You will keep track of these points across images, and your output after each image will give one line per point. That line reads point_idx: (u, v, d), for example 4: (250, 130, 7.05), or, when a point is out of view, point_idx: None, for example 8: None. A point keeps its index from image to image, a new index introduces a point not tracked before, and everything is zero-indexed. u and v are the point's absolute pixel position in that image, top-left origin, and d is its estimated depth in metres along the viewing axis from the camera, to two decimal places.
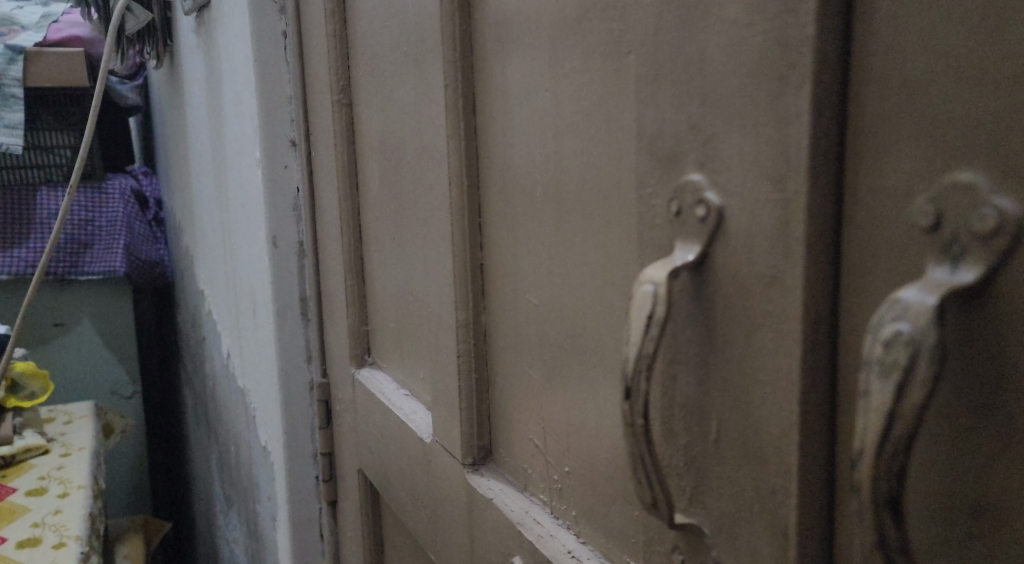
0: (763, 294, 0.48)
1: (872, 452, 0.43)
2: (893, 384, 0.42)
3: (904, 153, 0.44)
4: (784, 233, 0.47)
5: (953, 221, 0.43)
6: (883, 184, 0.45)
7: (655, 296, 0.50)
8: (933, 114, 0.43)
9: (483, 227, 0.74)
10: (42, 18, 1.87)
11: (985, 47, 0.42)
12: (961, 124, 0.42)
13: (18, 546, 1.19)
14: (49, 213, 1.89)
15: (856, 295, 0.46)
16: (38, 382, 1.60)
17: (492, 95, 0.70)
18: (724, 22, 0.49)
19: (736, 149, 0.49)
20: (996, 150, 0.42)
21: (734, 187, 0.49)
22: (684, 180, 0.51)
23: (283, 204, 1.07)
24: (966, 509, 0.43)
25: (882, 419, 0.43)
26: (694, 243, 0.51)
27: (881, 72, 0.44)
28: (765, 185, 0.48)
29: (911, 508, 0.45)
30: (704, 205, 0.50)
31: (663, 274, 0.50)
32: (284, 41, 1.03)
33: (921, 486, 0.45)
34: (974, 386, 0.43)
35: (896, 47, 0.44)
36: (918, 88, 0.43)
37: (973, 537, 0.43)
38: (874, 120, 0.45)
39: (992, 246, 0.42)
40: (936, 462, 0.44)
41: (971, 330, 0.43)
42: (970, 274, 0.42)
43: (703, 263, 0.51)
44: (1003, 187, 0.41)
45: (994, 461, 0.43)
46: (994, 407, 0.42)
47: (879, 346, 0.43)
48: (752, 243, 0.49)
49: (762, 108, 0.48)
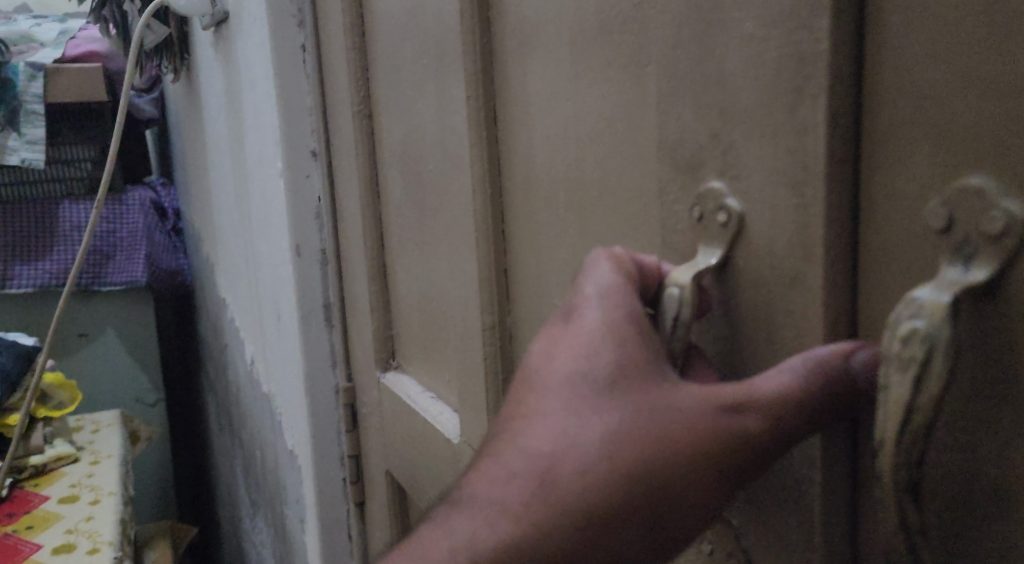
0: (784, 295, 0.51)
1: (892, 442, 0.45)
2: (911, 378, 0.45)
3: (917, 159, 0.47)
4: (805, 236, 0.50)
5: (964, 224, 0.45)
6: (899, 188, 0.47)
7: (681, 297, 0.53)
8: (943, 122, 0.46)
9: (508, 232, 0.76)
10: (61, 35, 1.91)
11: (990, 58, 0.44)
12: (969, 131, 0.45)
13: (53, 552, 1.22)
14: (72, 226, 1.92)
15: (873, 294, 0.49)
16: (66, 392, 1.63)
17: (512, 100, 0.72)
18: (741, 37, 0.51)
19: (756, 159, 0.51)
20: (1004, 155, 0.44)
21: (755, 193, 0.52)
22: (706, 188, 0.54)
23: (306, 212, 1.08)
24: (984, 496, 0.46)
25: (899, 413, 0.45)
26: (716, 247, 0.54)
27: (893, 81, 0.47)
28: (785, 192, 0.50)
29: (930, 495, 0.47)
30: (725, 211, 0.53)
31: (688, 277, 0.53)
32: (303, 54, 1.06)
33: (940, 474, 0.47)
34: (986, 379, 0.45)
35: (907, 58, 0.46)
36: (928, 97, 0.46)
37: (988, 523, 0.46)
38: (888, 128, 0.47)
39: (1002, 245, 0.44)
40: (953, 452, 0.47)
41: (982, 326, 0.45)
42: (982, 273, 0.45)
43: (725, 265, 0.54)
44: (1010, 191, 0.44)
45: (1010, 450, 0.45)
46: (1006, 399, 0.45)
47: (897, 342, 0.45)
48: (771, 247, 0.52)
49: (780, 117, 0.50)
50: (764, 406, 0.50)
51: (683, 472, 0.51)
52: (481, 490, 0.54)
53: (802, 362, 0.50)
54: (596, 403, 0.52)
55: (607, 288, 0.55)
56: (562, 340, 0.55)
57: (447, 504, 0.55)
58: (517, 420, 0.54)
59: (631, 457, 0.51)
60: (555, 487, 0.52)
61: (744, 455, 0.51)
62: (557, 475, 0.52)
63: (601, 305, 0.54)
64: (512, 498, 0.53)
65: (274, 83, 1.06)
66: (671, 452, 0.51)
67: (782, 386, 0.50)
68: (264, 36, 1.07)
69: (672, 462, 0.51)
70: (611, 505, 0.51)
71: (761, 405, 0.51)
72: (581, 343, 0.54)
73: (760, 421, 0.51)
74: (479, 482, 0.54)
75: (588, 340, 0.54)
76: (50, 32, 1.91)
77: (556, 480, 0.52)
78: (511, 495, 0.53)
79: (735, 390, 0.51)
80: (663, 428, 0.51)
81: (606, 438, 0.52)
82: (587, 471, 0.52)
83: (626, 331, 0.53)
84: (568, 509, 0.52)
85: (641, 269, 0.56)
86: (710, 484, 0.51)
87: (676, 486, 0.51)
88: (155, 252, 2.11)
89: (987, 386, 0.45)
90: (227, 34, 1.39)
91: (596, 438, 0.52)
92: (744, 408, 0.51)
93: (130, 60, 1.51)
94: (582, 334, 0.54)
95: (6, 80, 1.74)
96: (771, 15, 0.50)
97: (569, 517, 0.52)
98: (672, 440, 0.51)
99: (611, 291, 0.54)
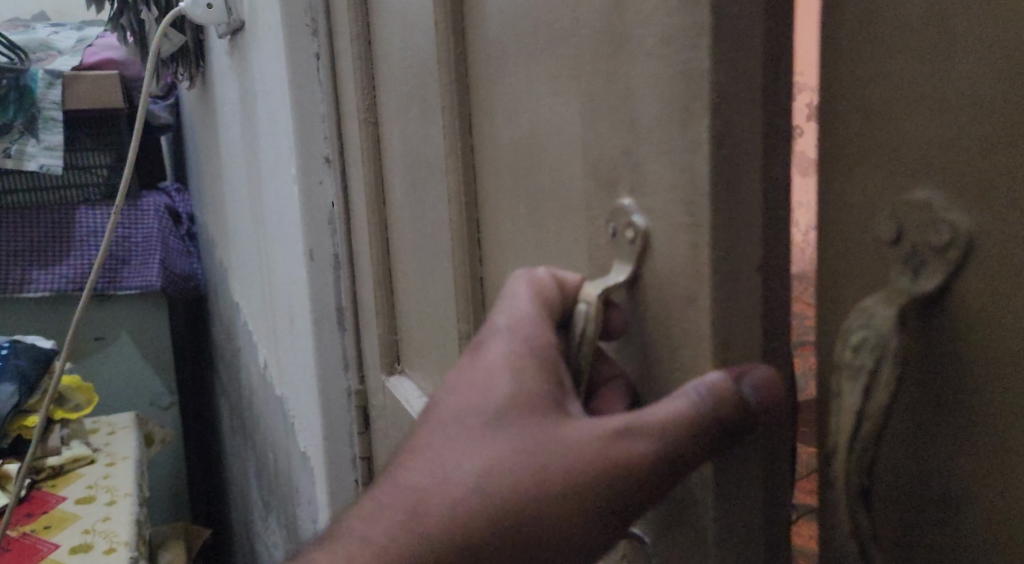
0: (681, 311, 0.54)
1: (846, 444, 0.49)
2: (862, 385, 0.49)
3: (869, 174, 0.50)
4: (695, 255, 0.53)
5: (912, 236, 0.48)
6: (851, 202, 0.51)
7: (587, 314, 0.57)
8: (891, 137, 0.49)
9: (482, 242, 0.77)
10: (78, 42, 1.94)
11: (932, 76, 0.47)
12: (915, 146, 0.48)
13: (70, 552, 1.25)
14: (88, 231, 1.93)
15: (828, 302, 0.52)
16: (82, 394, 1.66)
17: (483, 109, 0.74)
18: (643, 56, 0.54)
19: (656, 174, 0.54)
20: (945, 169, 0.47)
21: (657, 210, 0.55)
22: (617, 205, 0.57)
23: (319, 217, 1.10)
24: (933, 498, 0.49)
25: (853, 419, 0.49)
26: (626, 263, 0.57)
27: (847, 100, 0.50)
28: (680, 210, 0.53)
29: (881, 497, 0.51)
30: (633, 227, 0.56)
31: (595, 295, 0.57)
32: (318, 63, 1.07)
33: (891, 477, 0.51)
34: (933, 381, 0.49)
35: (859, 75, 0.50)
36: (878, 113, 0.49)
37: (934, 525, 0.49)
38: (841, 144, 0.51)
39: (948, 256, 0.47)
40: (904, 454, 0.50)
41: (928, 332, 0.49)
42: (930, 283, 0.48)
43: (635, 281, 0.57)
44: (952, 204, 0.47)
45: (958, 451, 0.48)
46: (950, 402, 0.48)
47: (850, 350, 0.49)
48: (671, 263, 0.54)
49: (675, 136, 0.53)
50: (648, 434, 0.53)
51: (570, 501, 0.53)
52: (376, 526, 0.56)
53: (696, 388, 0.52)
54: (488, 436, 0.55)
55: (517, 321, 0.58)
56: (468, 373, 0.57)
57: (364, 522, 0.57)
58: (417, 456, 0.57)
59: (513, 483, 0.54)
60: (440, 508, 0.55)
61: (631, 482, 0.53)
62: (443, 498, 0.55)
63: (509, 340, 0.57)
64: (405, 515, 0.56)
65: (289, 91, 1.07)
66: (554, 477, 0.54)
67: (669, 413, 0.53)
68: (280, 46, 1.08)
69: (551, 489, 0.54)
70: (505, 533, 0.54)
71: (651, 433, 0.53)
72: (487, 376, 0.56)
73: (648, 448, 0.53)
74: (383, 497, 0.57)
75: (490, 372, 0.56)
76: (67, 39, 1.95)
77: (445, 503, 0.55)
78: (404, 513, 0.56)
79: (622, 421, 0.54)
80: (550, 457, 0.54)
81: (494, 466, 0.54)
82: (473, 494, 0.54)
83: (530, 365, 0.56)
84: (449, 531, 0.54)
85: (567, 290, 0.59)
86: (595, 510, 0.54)
87: (557, 513, 0.54)
88: (169, 257, 2.14)
89: (930, 392, 0.49)
90: (243, 43, 1.41)
91: (484, 467, 0.54)
92: (633, 436, 0.53)
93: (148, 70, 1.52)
94: (488, 366, 0.57)
95: (26, 87, 1.74)
96: (667, 35, 0.52)
97: (461, 542, 0.54)
98: (556, 468, 0.54)
99: (519, 325, 0.57)
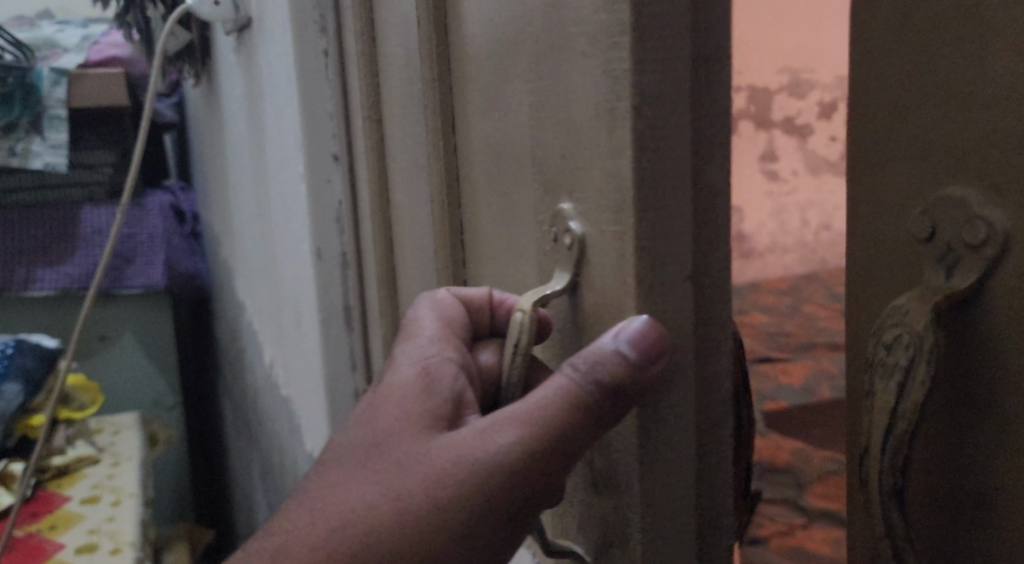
0: (613, 313, 0.63)
1: (881, 436, 0.61)
2: (894, 382, 0.61)
3: (904, 186, 0.65)
4: (620, 258, 0.62)
5: (946, 234, 0.62)
6: (890, 208, 0.66)
7: (523, 321, 0.65)
8: (924, 156, 0.63)
9: (476, 245, 0.78)
10: (84, 40, 1.92)
11: (961, 107, 0.61)
12: (953, 160, 0.62)
13: (75, 552, 1.24)
14: (93, 230, 1.86)
15: (867, 283, 0.67)
16: (87, 393, 1.65)
17: (494, 106, 0.72)
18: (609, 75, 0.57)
19: (599, 183, 0.63)
20: (982, 176, 0.60)
21: (589, 214, 0.64)
22: (558, 209, 0.66)
23: (326, 214, 1.07)
24: (966, 447, 0.62)
25: (888, 415, 0.61)
26: (566, 269, 0.66)
27: (886, 128, 0.65)
28: (609, 214, 0.62)
29: (919, 453, 0.64)
30: (570, 232, 0.65)
31: (529, 303, 0.65)
32: (326, 59, 1.03)
33: (929, 436, 0.64)
34: (960, 354, 0.62)
35: (897, 107, 0.65)
36: (913, 135, 0.64)
37: (971, 473, 0.62)
38: (885, 160, 0.66)
39: (982, 252, 0.60)
40: (940, 414, 0.63)
41: (956, 317, 0.62)
42: (964, 280, 0.61)
43: (575, 284, 0.66)
44: (986, 202, 0.60)
45: (987, 412, 0.61)
46: (978, 369, 0.61)
47: (885, 347, 0.62)
48: (601, 264, 0.63)
49: (602, 143, 0.62)
50: (528, 419, 0.63)
51: (476, 482, 0.62)
52: (315, 526, 0.63)
53: (569, 376, 0.63)
54: (398, 432, 0.64)
55: (421, 347, 0.69)
56: (378, 395, 0.67)
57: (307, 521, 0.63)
58: (339, 462, 0.65)
59: (425, 473, 0.63)
60: (360, 501, 0.63)
61: (524, 463, 0.62)
62: (365, 491, 0.63)
63: (412, 362, 0.68)
64: (333, 513, 0.63)
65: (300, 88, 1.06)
66: (458, 463, 0.63)
67: (547, 402, 0.62)
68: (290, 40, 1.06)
69: (456, 475, 0.63)
70: (439, 512, 0.62)
71: (533, 421, 0.63)
72: (395, 391, 0.66)
73: (532, 433, 0.62)
74: (314, 501, 0.64)
75: (397, 388, 0.66)
76: (72, 38, 1.93)
77: (365, 496, 0.63)
78: (332, 511, 0.63)
79: (510, 410, 0.63)
80: (454, 445, 0.63)
81: (405, 458, 0.64)
82: (389, 486, 0.63)
83: (431, 376, 0.67)
84: (372, 521, 0.62)
85: (471, 307, 0.72)
86: (497, 491, 0.62)
87: (465, 495, 0.62)
88: (173, 256, 2.12)
89: (958, 361, 0.62)
90: (250, 40, 1.39)
91: (395, 461, 0.64)
92: (518, 424, 0.63)
93: (154, 69, 1.50)
94: (395, 384, 0.67)
95: (32, 85, 1.71)
96: None
97: (386, 527, 0.62)
98: (459, 454, 0.63)
99: (421, 349, 0.68)
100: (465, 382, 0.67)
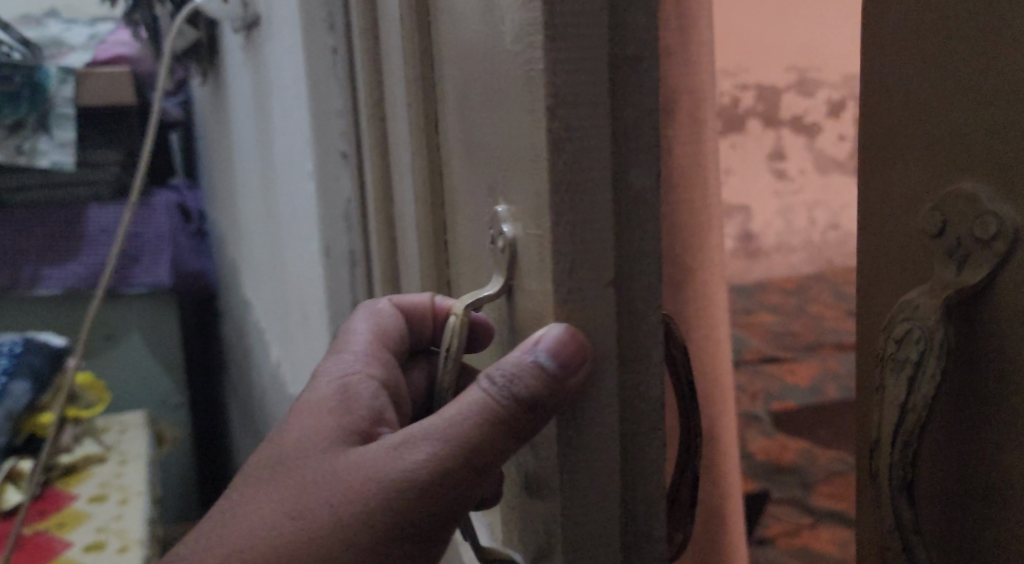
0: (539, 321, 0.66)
1: (895, 432, 0.66)
2: (907, 375, 0.66)
3: (912, 186, 0.69)
4: (540, 262, 0.64)
5: (957, 230, 0.66)
6: (898, 208, 0.70)
7: (456, 323, 0.67)
8: (932, 157, 0.68)
9: (467, 246, 0.77)
10: (91, 39, 1.92)
11: (969, 111, 0.66)
12: (963, 161, 0.66)
13: (83, 551, 1.24)
14: (100, 229, 1.84)
15: (875, 278, 0.72)
16: (94, 392, 1.65)
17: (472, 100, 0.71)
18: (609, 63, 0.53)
19: (523, 187, 0.65)
20: (993, 175, 0.65)
21: (518, 219, 0.66)
22: (496, 212, 0.68)
23: (335, 213, 1.06)
24: (973, 431, 0.67)
25: (900, 410, 0.66)
26: (500, 274, 0.68)
27: (895, 132, 0.70)
28: (531, 220, 0.64)
29: (930, 439, 0.69)
30: (502, 237, 0.67)
31: (462, 308, 0.67)
32: (335, 57, 1.02)
33: (938, 423, 0.69)
34: (966, 343, 0.67)
35: (905, 112, 0.69)
36: (922, 137, 0.68)
37: (979, 455, 0.67)
38: (894, 161, 0.70)
39: (994, 248, 0.65)
40: (947, 402, 0.68)
41: (966, 311, 0.67)
42: (974, 275, 0.66)
43: (510, 288, 0.68)
44: (997, 198, 0.65)
45: (992, 399, 0.66)
46: (984, 356, 0.66)
47: (896, 342, 0.67)
48: (526, 267, 0.66)
49: (524, 146, 0.64)
50: (438, 433, 0.66)
51: (389, 494, 0.67)
52: (242, 529, 0.68)
53: (480, 391, 0.66)
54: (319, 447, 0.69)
55: (346, 365, 0.74)
56: (302, 409, 0.73)
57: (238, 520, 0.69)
58: (268, 471, 0.70)
59: (341, 485, 0.68)
60: (280, 510, 0.68)
61: (434, 475, 0.66)
62: (284, 502, 0.68)
63: (335, 381, 0.73)
64: (257, 517, 0.68)
65: (308, 87, 1.05)
66: (372, 475, 0.67)
67: (456, 417, 0.66)
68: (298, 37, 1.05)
69: (370, 487, 0.67)
70: (353, 521, 0.67)
71: (442, 435, 0.66)
72: (318, 408, 0.72)
73: (442, 446, 0.66)
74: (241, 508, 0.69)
75: (319, 404, 0.72)
76: (79, 36, 1.94)
77: (284, 504, 0.68)
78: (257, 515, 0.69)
79: (422, 425, 0.67)
80: (367, 460, 0.68)
81: (324, 471, 0.68)
82: (307, 497, 0.68)
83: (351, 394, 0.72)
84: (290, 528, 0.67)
85: (415, 316, 0.78)
86: (409, 502, 0.66)
87: (378, 506, 0.67)
88: (178, 254, 2.12)
89: (965, 349, 0.67)
90: (258, 38, 1.38)
91: (315, 473, 0.69)
92: (429, 438, 0.67)
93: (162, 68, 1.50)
94: (319, 401, 0.73)
95: (39, 84, 1.69)
96: None
97: (302, 533, 0.67)
98: (373, 467, 0.67)
99: (345, 369, 0.74)
100: (384, 401, 0.73)
